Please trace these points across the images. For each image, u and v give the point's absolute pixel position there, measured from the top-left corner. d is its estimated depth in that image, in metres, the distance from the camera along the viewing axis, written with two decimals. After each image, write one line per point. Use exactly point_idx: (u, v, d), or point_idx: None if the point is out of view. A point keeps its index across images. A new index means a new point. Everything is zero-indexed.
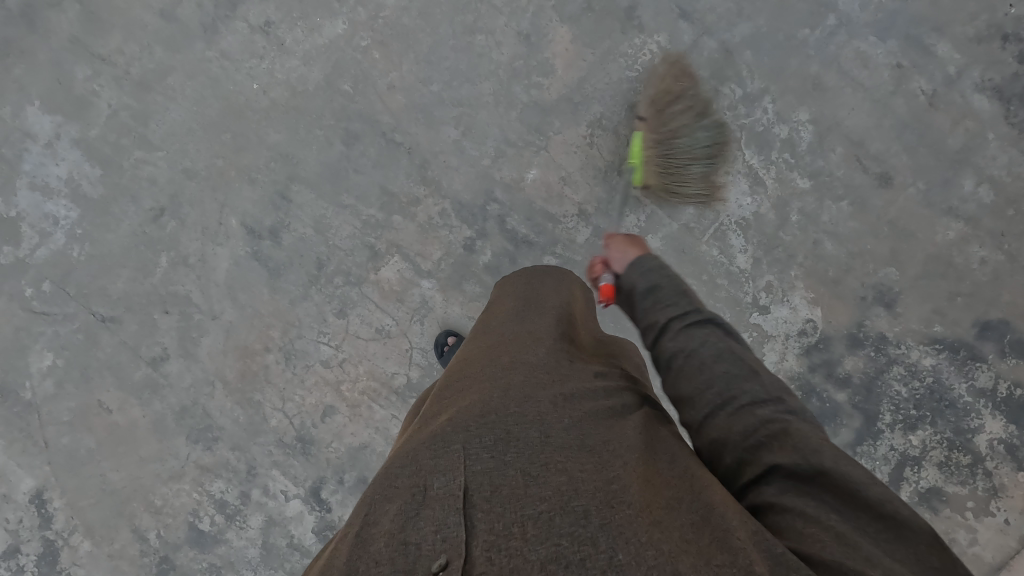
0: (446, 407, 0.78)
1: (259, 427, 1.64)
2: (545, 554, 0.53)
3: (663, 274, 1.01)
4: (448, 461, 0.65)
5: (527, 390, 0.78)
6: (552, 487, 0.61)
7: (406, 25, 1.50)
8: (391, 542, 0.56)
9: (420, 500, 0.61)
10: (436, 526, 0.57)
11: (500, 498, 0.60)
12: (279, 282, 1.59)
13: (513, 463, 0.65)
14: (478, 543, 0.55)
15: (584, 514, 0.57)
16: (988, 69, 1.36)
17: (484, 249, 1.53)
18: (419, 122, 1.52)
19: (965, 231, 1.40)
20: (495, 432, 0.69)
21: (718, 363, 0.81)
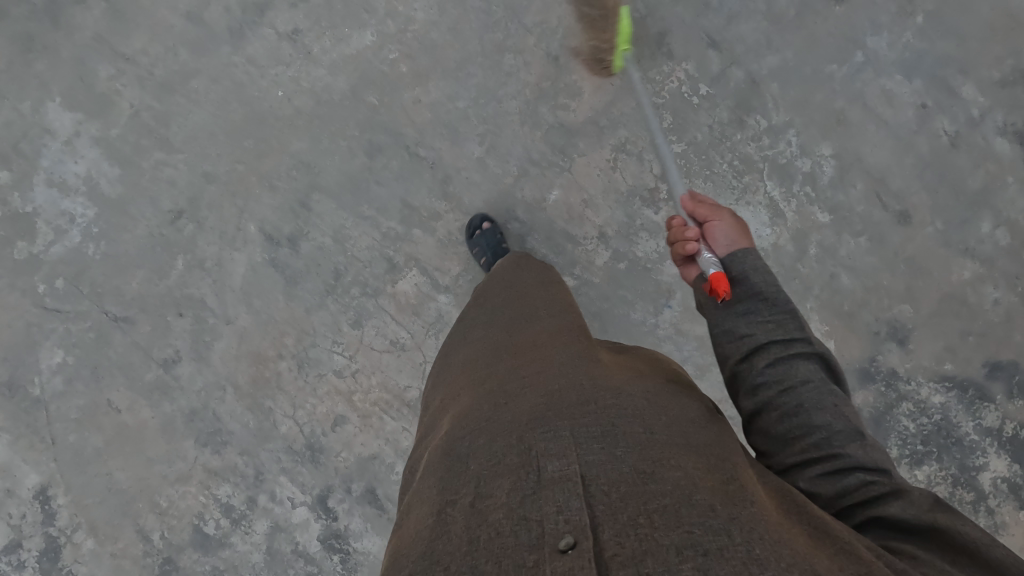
0: (533, 387, 0.76)
1: (269, 433, 1.64)
2: (678, 542, 0.51)
3: (772, 285, 0.84)
4: (558, 444, 0.63)
5: (617, 385, 0.76)
6: (671, 481, 0.59)
7: (435, 39, 1.50)
8: (511, 514, 0.55)
9: (534, 478, 0.59)
10: (559, 506, 0.55)
11: (619, 489, 0.58)
12: (296, 290, 1.59)
13: (623, 455, 0.63)
14: (605, 529, 0.53)
15: (713, 512, 0.55)
16: (1011, 114, 1.38)
17: None
18: (443, 136, 1.52)
19: (981, 272, 1.41)
20: (599, 424, 0.67)
21: (821, 410, 0.74)
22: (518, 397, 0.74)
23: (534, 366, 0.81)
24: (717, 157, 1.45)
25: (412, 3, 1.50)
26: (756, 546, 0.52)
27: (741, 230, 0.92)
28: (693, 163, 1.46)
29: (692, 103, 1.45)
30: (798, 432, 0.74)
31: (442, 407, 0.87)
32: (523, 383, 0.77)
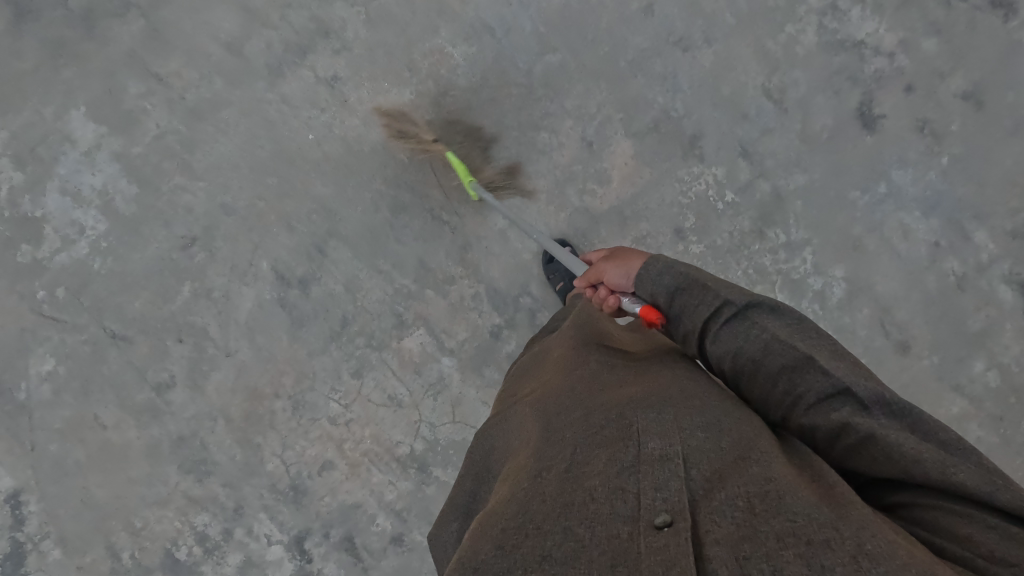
0: (634, 385, 0.82)
1: (255, 468, 1.64)
2: (779, 529, 0.54)
3: (678, 276, 0.88)
4: (658, 435, 0.68)
5: (717, 396, 0.79)
6: (776, 478, 0.61)
7: (473, 107, 1.50)
8: (607, 482, 0.61)
9: (632, 459, 0.64)
10: (657, 484, 0.59)
11: (720, 476, 0.62)
12: (301, 332, 1.58)
13: (721, 453, 0.65)
14: (701, 510, 0.57)
15: (819, 506, 0.57)
16: (1017, 264, 1.43)
17: (510, 338, 1.55)
18: (467, 203, 1.52)
19: (968, 409, 1.46)
20: (697, 422, 0.71)
21: (769, 354, 0.78)
22: (619, 391, 0.81)
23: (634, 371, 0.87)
24: (733, 263, 1.48)
25: (455, 67, 1.49)
26: (866, 538, 0.53)
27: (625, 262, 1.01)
28: (709, 265, 1.49)
29: (716, 208, 1.48)
30: (771, 384, 0.78)
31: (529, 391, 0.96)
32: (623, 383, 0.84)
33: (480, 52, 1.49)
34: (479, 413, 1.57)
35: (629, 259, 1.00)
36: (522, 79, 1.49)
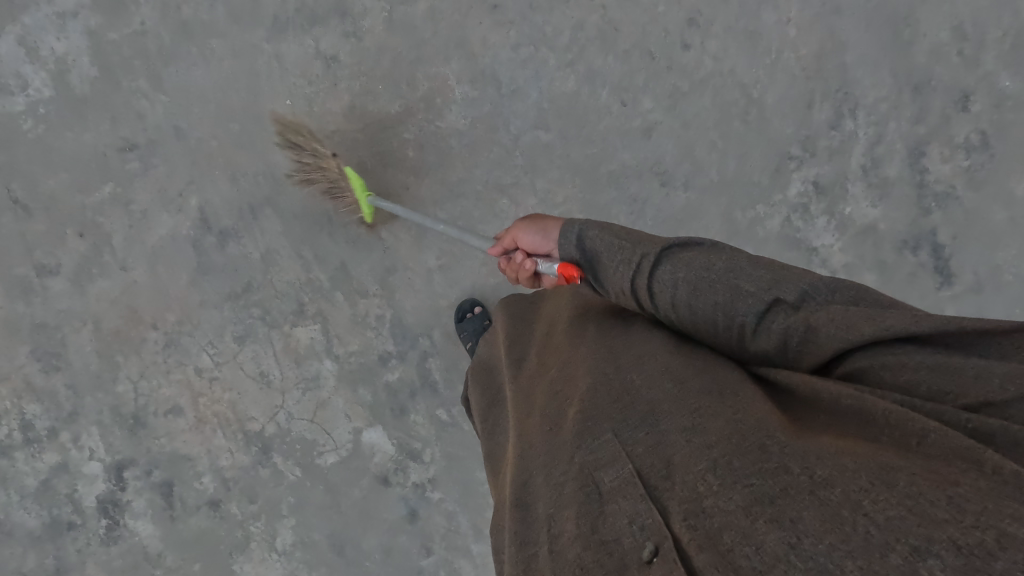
0: (562, 397, 0.79)
1: (104, 384, 1.60)
2: (748, 500, 0.55)
3: (597, 240, 0.90)
4: (607, 451, 0.66)
5: (652, 366, 0.76)
6: (721, 441, 0.62)
7: (451, 146, 1.50)
8: (589, 544, 0.59)
9: (598, 500, 0.62)
10: (630, 515, 0.59)
11: (674, 467, 0.61)
12: (202, 279, 1.56)
13: (672, 433, 0.65)
14: (676, 516, 0.56)
15: (767, 453, 0.58)
16: None
17: (396, 368, 1.59)
18: (410, 229, 1.55)
19: None
20: (638, 413, 0.70)
21: (700, 296, 0.78)
22: (551, 415, 0.77)
23: (562, 375, 0.84)
24: None
25: (451, 103, 1.49)
26: (819, 469, 0.54)
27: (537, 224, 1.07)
28: None
29: None
30: (712, 327, 0.79)
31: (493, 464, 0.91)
32: (555, 397, 0.80)
33: (479, 100, 1.49)
34: (339, 424, 1.60)
35: (540, 221, 1.07)
36: (507, 143, 1.50)
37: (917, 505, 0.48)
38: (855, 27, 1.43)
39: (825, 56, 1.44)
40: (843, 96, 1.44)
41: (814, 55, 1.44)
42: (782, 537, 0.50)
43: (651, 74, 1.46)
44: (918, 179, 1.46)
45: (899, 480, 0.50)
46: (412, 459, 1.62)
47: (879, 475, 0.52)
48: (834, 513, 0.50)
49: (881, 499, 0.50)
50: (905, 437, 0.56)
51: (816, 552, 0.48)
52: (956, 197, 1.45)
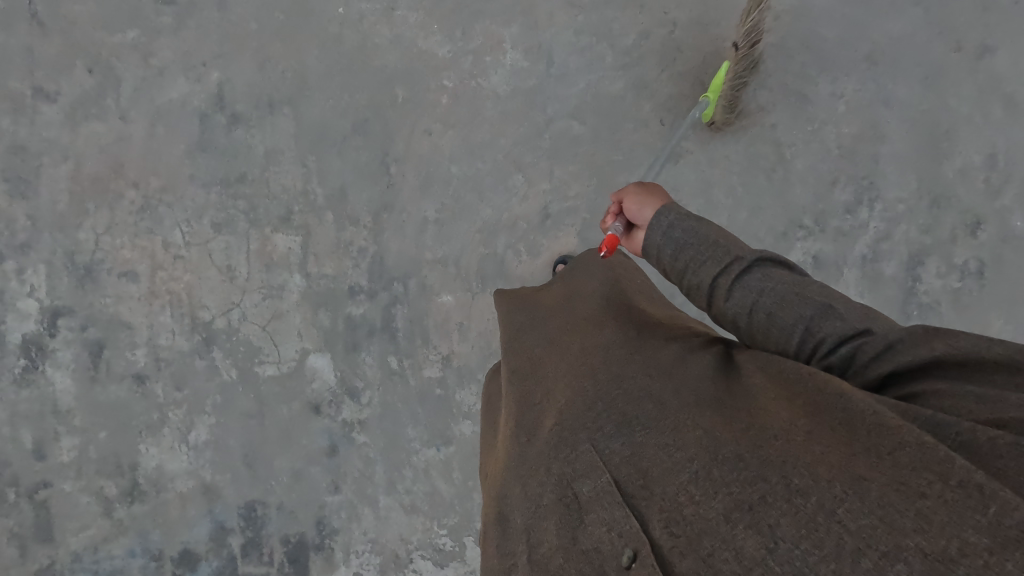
0: (540, 404, 0.74)
1: (66, 227, 1.55)
2: (726, 510, 0.50)
3: (690, 232, 0.78)
4: (583, 461, 0.62)
5: (631, 371, 0.70)
6: (694, 447, 0.56)
7: (484, 107, 1.50)
8: (570, 555, 0.56)
9: (578, 510, 0.58)
10: (608, 525, 0.55)
11: (651, 476, 0.56)
12: (199, 155, 1.53)
13: (647, 440, 0.60)
14: (654, 524, 0.52)
15: (739, 462, 0.52)
16: None
17: (361, 304, 1.56)
18: (417, 175, 1.52)
19: None
20: (614, 419, 0.64)
21: (783, 308, 0.67)
22: (528, 423, 0.73)
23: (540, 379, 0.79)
24: None
25: (498, 65, 1.49)
26: (791, 476, 0.49)
27: (637, 193, 0.91)
28: None
29: None
30: (782, 340, 0.66)
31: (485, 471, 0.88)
32: (531, 404, 0.76)
33: (526, 71, 1.48)
34: (288, 340, 1.58)
35: (649, 193, 0.91)
36: (539, 122, 1.49)
37: (887, 514, 0.43)
38: (899, 122, 1.45)
39: (862, 141, 1.46)
40: (867, 184, 1.47)
41: (854, 136, 1.46)
42: (758, 543, 0.46)
43: (696, 102, 1.47)
44: (909, 285, 1.49)
45: (871, 489, 0.45)
46: (348, 397, 1.59)
47: (851, 483, 0.46)
48: (805, 519, 0.46)
49: (852, 507, 0.44)
50: (876, 445, 0.47)
51: (788, 559, 0.44)
52: (938, 312, 1.49)
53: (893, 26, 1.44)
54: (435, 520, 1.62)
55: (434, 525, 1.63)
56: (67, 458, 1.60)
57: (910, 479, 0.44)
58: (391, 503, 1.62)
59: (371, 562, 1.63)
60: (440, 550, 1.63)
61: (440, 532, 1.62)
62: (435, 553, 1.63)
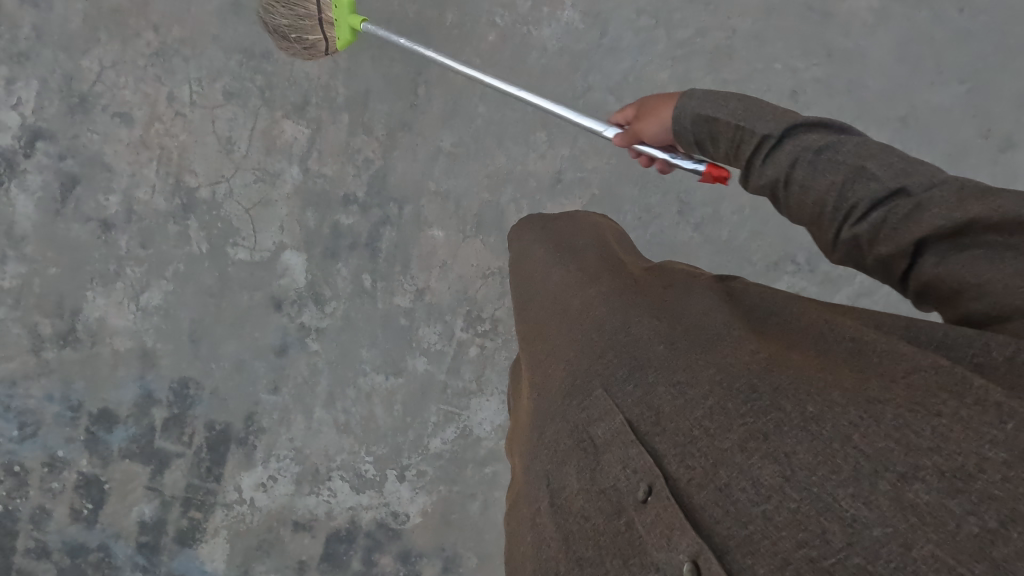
0: (553, 358, 0.70)
1: (73, 50, 1.48)
2: (742, 441, 0.46)
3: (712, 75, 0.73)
4: (597, 405, 0.57)
5: (639, 316, 0.66)
6: (705, 380, 0.52)
7: (529, 56, 1.48)
8: (587, 498, 0.50)
9: (592, 452, 0.53)
10: (623, 464, 0.49)
11: (664, 413, 0.52)
12: (230, 19, 1.48)
13: (656, 378, 0.56)
14: (671, 462, 0.47)
15: (754, 393, 0.49)
16: None
17: (351, 215, 1.54)
18: (444, 104, 1.50)
19: None
20: (625, 361, 0.60)
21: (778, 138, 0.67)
22: (544, 379, 0.69)
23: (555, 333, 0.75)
24: None
25: (554, 20, 1.47)
26: (806, 405, 0.46)
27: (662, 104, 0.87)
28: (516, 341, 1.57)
29: None
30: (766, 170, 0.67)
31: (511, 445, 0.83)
32: (546, 361, 0.71)
33: (579, 34, 1.47)
34: (269, 230, 1.54)
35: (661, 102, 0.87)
36: (577, 86, 1.48)
37: (905, 434, 0.40)
38: None
39: None
40: None
41: None
42: (774, 472, 0.43)
43: None
44: None
45: (886, 412, 0.42)
46: (312, 302, 1.56)
47: (868, 407, 0.43)
48: (823, 447, 0.43)
49: (871, 431, 0.42)
50: (888, 374, 0.46)
51: (812, 484, 0.41)
52: None
53: (935, 100, 1.47)
54: (364, 445, 1.61)
55: (361, 450, 1.61)
56: (7, 284, 1.53)
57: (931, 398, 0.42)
58: (326, 418, 1.60)
59: (289, 469, 1.61)
60: (360, 476, 1.61)
61: (365, 458, 1.61)
62: (355, 478, 1.61)
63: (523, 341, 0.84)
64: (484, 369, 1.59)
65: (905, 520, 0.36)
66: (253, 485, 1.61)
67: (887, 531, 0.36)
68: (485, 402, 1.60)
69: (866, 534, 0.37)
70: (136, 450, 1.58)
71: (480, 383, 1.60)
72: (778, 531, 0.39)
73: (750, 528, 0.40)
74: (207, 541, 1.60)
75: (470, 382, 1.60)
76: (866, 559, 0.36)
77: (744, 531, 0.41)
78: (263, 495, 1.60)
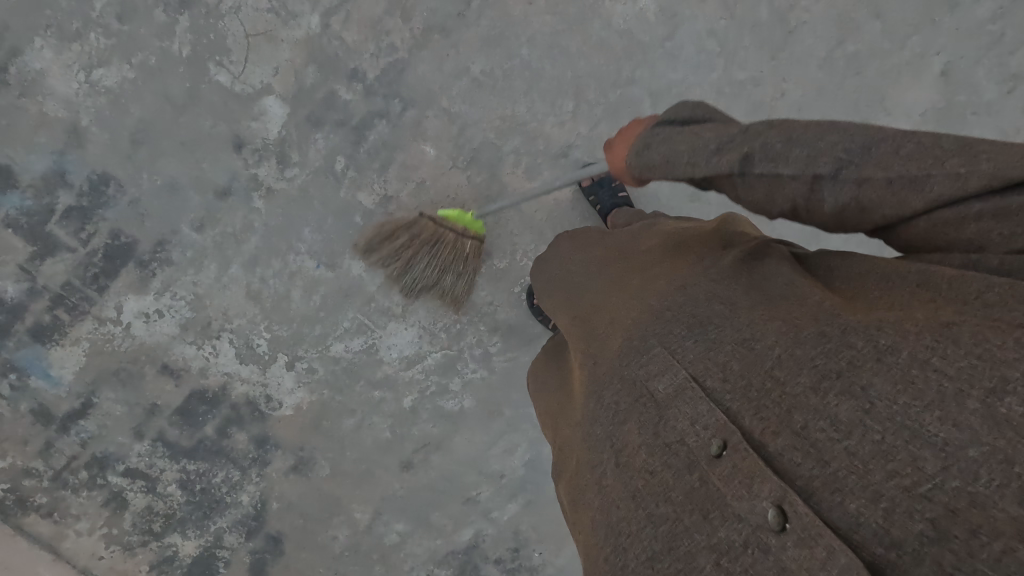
0: (611, 327, 0.81)
1: None
2: (813, 385, 0.55)
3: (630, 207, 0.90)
4: (655, 362, 0.67)
5: (698, 286, 0.75)
6: (770, 333, 0.62)
7: (592, 23, 1.42)
8: (656, 448, 0.61)
9: (655, 409, 0.64)
10: (689, 416, 0.60)
11: (726, 366, 0.62)
12: None
13: (719, 336, 0.66)
14: (740, 412, 0.57)
15: (824, 338, 0.58)
16: (491, 535, 1.68)
17: (351, 91, 1.43)
18: (491, 28, 1.42)
19: (363, 526, 1.65)
20: (682, 322, 0.70)
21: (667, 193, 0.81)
22: (599, 346, 0.80)
23: (610, 308, 0.86)
24: (462, 307, 1.55)
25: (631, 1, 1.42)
26: (879, 341, 0.54)
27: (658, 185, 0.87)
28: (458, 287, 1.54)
29: (512, 283, 1.55)
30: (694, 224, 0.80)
31: (555, 406, 0.96)
32: (602, 330, 0.82)
33: (648, 26, 1.43)
34: (261, 66, 1.41)
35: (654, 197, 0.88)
36: (622, 75, 1.45)
37: (987, 351, 0.48)
38: None
39: None
40: None
41: None
42: (854, 407, 0.52)
43: None
44: None
45: (963, 333, 0.50)
46: (276, 159, 1.45)
47: (941, 333, 0.51)
48: (903, 376, 0.51)
49: (948, 355, 0.50)
50: (964, 296, 0.54)
51: (892, 416, 0.50)
52: None
53: None
54: (265, 321, 1.52)
55: (261, 324, 1.52)
56: None
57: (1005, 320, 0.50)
58: (237, 279, 1.50)
59: (179, 312, 1.50)
60: (249, 349, 1.54)
61: (262, 334, 1.53)
62: (243, 348, 1.53)
63: (566, 319, 0.95)
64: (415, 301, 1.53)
65: (999, 436, 0.44)
66: (136, 311, 1.50)
67: (983, 450, 0.44)
68: (403, 330, 1.55)
69: (959, 456, 0.45)
70: (23, 225, 1.42)
71: (405, 313, 1.54)
72: (866, 464, 0.49)
73: (836, 467, 0.49)
74: (63, 344, 1.48)
75: (396, 307, 1.54)
76: (965, 479, 0.44)
77: (828, 469, 0.50)
78: (143, 326, 1.50)
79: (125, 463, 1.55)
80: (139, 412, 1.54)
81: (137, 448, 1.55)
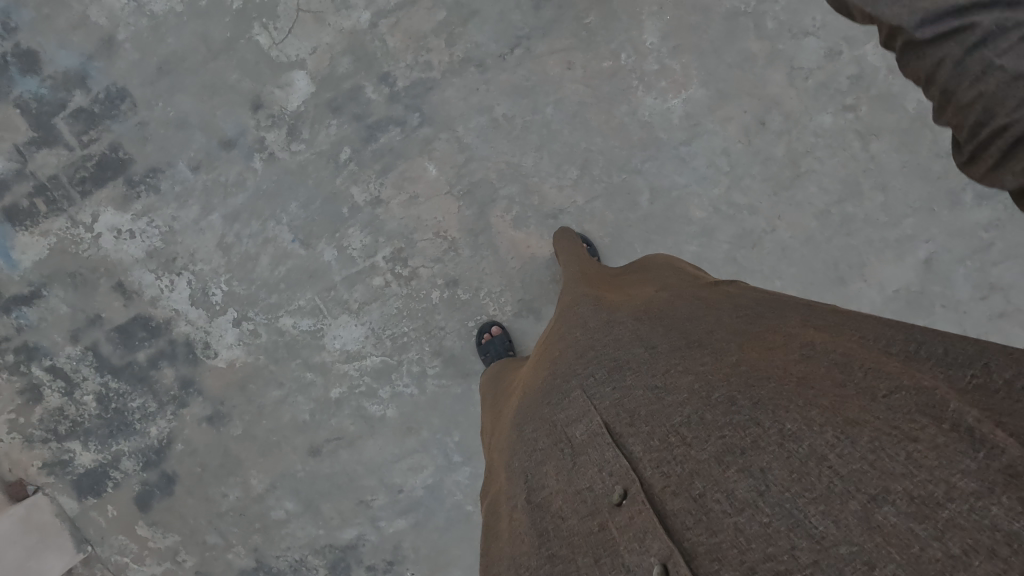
0: (550, 360, 0.82)
1: None
2: (716, 453, 0.54)
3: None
4: (576, 409, 0.68)
5: (625, 327, 0.79)
6: (685, 391, 0.63)
7: (619, 106, 1.48)
8: (565, 497, 0.60)
9: (571, 453, 0.63)
10: (600, 465, 0.59)
11: (640, 416, 0.62)
12: None
13: (635, 382, 0.67)
14: (641, 464, 0.57)
15: (734, 406, 0.58)
16: (371, 542, 1.71)
17: (377, 92, 1.47)
18: (524, 78, 1.47)
19: (255, 493, 1.68)
20: (604, 366, 0.72)
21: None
22: (538, 378, 0.82)
23: (557, 339, 0.87)
24: (414, 324, 1.59)
25: (660, 99, 1.48)
26: (784, 423, 0.54)
27: None
28: (416, 303, 1.57)
29: (466, 317, 1.58)
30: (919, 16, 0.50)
31: (491, 431, 0.94)
32: (545, 362, 0.84)
33: (668, 126, 1.48)
34: (300, 41, 1.45)
35: None
36: (630, 162, 1.50)
37: (878, 459, 0.47)
38: None
39: None
40: None
41: None
42: (750, 485, 0.50)
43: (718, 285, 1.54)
44: None
45: (863, 434, 0.49)
46: (286, 129, 1.49)
47: (842, 429, 0.50)
48: (798, 465, 0.50)
49: (844, 453, 0.49)
50: (870, 389, 0.54)
51: (780, 501, 0.48)
52: None
53: None
54: (227, 275, 1.56)
55: (221, 276, 1.56)
56: None
57: (901, 425, 0.49)
58: (214, 227, 1.54)
59: (149, 239, 1.54)
60: (203, 295, 1.57)
61: (219, 284, 1.56)
62: (197, 292, 1.57)
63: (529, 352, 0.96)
64: (372, 302, 1.57)
65: (869, 539, 0.43)
66: (108, 224, 1.52)
67: (854, 549, 0.42)
68: (352, 326, 1.59)
69: (832, 551, 0.43)
70: (31, 109, 1.46)
71: (358, 310, 1.58)
72: (748, 542, 0.46)
73: (720, 538, 0.48)
74: (31, 231, 1.51)
75: (352, 302, 1.57)
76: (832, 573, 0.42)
77: (713, 539, 0.48)
78: (111, 240, 1.53)
79: (51, 360, 1.58)
80: (80, 318, 1.56)
81: (68, 350, 1.58)
